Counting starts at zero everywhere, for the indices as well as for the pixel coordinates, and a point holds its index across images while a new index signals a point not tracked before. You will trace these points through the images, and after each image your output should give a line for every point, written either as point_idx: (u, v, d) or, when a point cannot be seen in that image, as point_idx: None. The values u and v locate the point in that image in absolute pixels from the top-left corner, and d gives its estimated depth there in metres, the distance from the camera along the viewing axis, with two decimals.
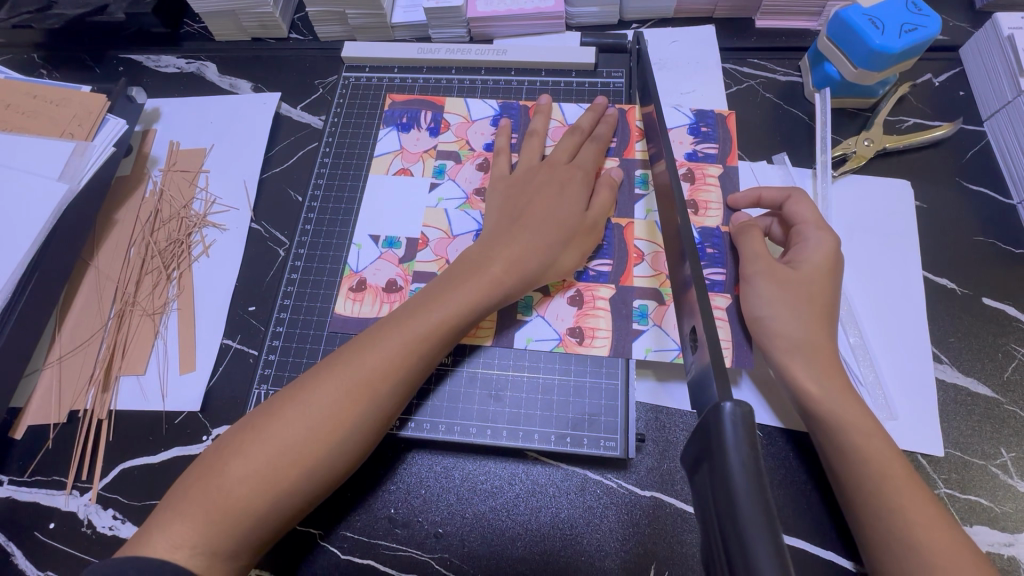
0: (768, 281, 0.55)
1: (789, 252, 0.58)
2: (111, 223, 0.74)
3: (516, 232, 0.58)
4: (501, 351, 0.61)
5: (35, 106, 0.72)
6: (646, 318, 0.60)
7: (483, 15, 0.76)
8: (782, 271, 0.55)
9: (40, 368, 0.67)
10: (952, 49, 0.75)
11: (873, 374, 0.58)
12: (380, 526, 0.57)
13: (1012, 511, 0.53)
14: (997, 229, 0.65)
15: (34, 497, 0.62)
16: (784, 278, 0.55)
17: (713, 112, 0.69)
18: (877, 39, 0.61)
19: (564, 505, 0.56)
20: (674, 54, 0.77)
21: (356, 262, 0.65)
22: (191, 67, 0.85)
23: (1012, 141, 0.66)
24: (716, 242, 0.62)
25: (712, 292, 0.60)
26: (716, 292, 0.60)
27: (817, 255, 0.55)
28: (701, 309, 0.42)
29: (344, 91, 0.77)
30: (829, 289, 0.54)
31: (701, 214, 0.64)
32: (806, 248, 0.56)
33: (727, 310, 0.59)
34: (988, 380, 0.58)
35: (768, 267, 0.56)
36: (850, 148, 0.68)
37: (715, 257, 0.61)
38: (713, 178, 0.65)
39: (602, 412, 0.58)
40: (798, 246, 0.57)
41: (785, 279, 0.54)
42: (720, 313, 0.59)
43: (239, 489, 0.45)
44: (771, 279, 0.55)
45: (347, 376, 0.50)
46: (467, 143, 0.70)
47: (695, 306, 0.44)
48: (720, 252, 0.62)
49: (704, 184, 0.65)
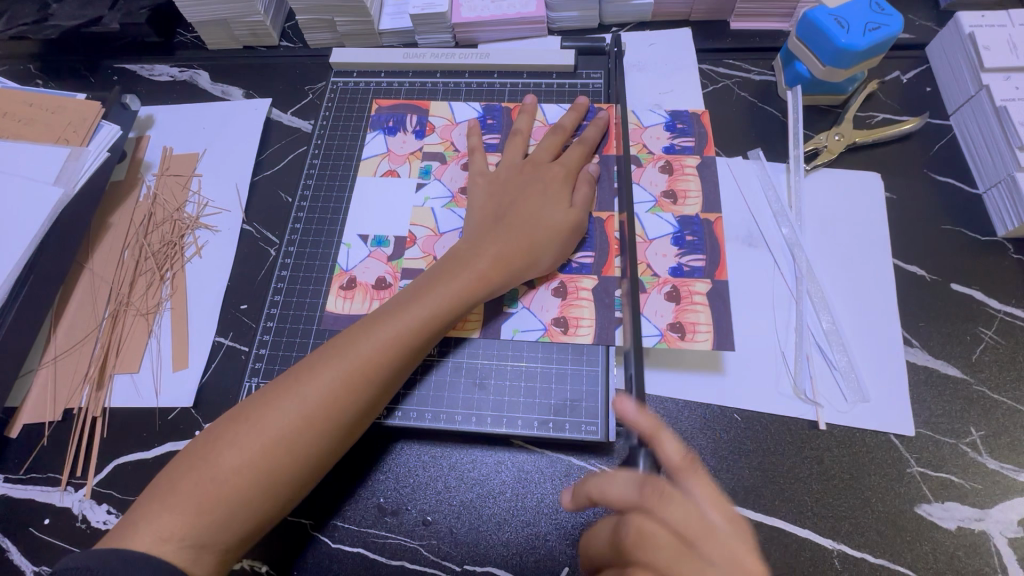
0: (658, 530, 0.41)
1: (600, 485, 0.45)
2: (105, 227, 0.76)
3: (500, 231, 0.61)
4: (485, 342, 0.62)
5: (31, 114, 0.74)
6: None
7: (467, 21, 0.79)
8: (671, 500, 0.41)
9: (35, 368, 0.68)
10: (918, 47, 0.77)
11: (845, 358, 0.60)
12: (369, 515, 0.58)
13: (980, 487, 0.54)
14: (964, 218, 0.67)
15: (29, 494, 0.63)
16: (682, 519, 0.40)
17: (687, 111, 0.72)
18: (844, 39, 0.64)
19: (549, 491, 0.58)
20: (652, 56, 0.80)
21: (346, 260, 0.68)
22: (183, 76, 0.87)
23: (977, 133, 0.68)
24: (696, 229, 0.64)
25: (693, 278, 0.62)
26: (696, 277, 0.62)
27: (676, 446, 0.43)
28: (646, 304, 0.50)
29: (332, 96, 0.80)
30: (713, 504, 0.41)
31: (679, 202, 0.66)
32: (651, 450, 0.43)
33: (708, 293, 0.61)
34: (957, 362, 0.60)
35: (633, 521, 0.42)
36: (821, 142, 0.71)
37: (694, 244, 0.64)
38: (690, 168, 0.68)
39: (583, 397, 0.60)
40: (652, 440, 0.43)
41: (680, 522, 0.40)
42: (700, 298, 0.61)
43: (233, 477, 0.47)
44: (667, 537, 0.40)
45: (342, 368, 0.51)
46: (451, 144, 0.73)
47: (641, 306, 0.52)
48: (698, 239, 0.64)
49: (682, 174, 0.68)
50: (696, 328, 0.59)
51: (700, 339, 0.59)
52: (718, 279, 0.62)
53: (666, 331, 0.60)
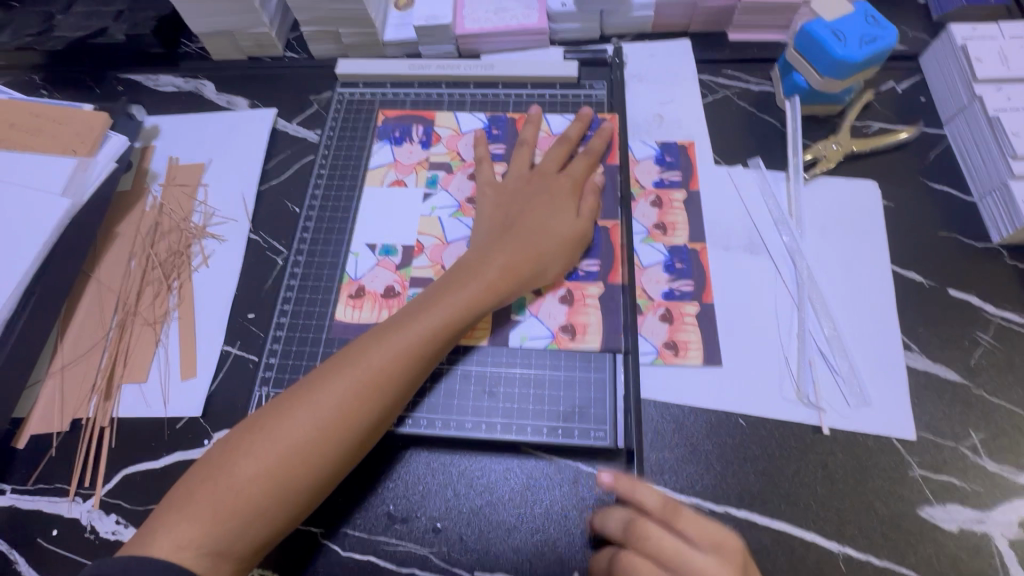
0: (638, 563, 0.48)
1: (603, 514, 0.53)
2: (112, 238, 0.76)
3: (508, 240, 0.62)
4: (494, 350, 0.63)
5: (37, 125, 0.74)
6: None
7: (471, 32, 0.80)
8: (654, 533, 0.49)
9: (42, 378, 0.68)
10: (912, 58, 0.79)
11: (847, 363, 0.61)
12: (379, 523, 0.58)
13: (981, 489, 0.55)
14: (960, 225, 0.69)
15: (37, 505, 0.63)
16: (662, 546, 0.48)
17: (675, 143, 0.75)
18: (840, 51, 0.65)
19: (558, 497, 0.58)
20: (653, 67, 0.81)
21: (355, 269, 0.69)
22: (188, 86, 0.87)
23: (971, 142, 0.70)
24: (684, 258, 0.67)
25: (683, 301, 0.65)
26: (686, 300, 0.65)
27: (653, 494, 0.50)
28: None
29: (338, 107, 0.80)
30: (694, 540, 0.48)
31: (669, 234, 0.69)
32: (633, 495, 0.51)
33: (697, 315, 0.64)
34: (955, 366, 0.61)
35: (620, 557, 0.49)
36: (819, 152, 0.72)
37: (683, 271, 0.67)
38: (679, 202, 0.71)
39: (591, 403, 0.61)
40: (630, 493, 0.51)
41: (660, 550, 0.48)
42: (691, 319, 0.64)
43: (249, 488, 0.47)
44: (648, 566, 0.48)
45: (354, 378, 0.52)
46: (457, 154, 0.74)
47: None
48: (687, 266, 0.67)
49: (671, 208, 0.70)
50: (689, 345, 0.63)
51: (691, 356, 0.63)
52: (706, 301, 0.65)
53: (661, 348, 0.63)
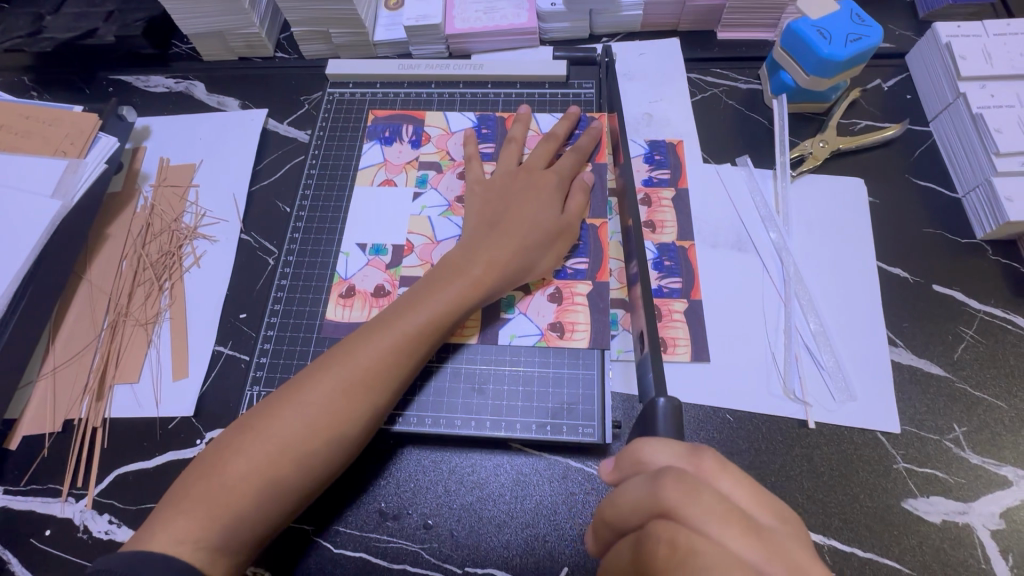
0: (701, 541, 0.32)
1: (613, 501, 0.39)
2: (102, 238, 0.76)
3: (497, 237, 0.62)
4: (483, 348, 0.64)
5: (26, 127, 0.75)
6: (616, 324, 0.65)
7: (460, 32, 0.81)
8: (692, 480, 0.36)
9: (33, 380, 0.68)
10: (898, 55, 0.80)
11: (832, 358, 0.62)
12: (371, 520, 0.59)
13: (964, 481, 0.56)
14: (944, 220, 0.69)
15: (30, 506, 0.63)
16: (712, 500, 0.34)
17: (664, 141, 0.75)
18: (825, 49, 0.66)
19: (547, 493, 0.59)
20: (642, 65, 0.81)
21: (345, 269, 0.69)
22: (179, 87, 0.88)
23: (955, 139, 0.71)
24: (672, 255, 0.68)
25: (672, 298, 0.66)
26: (675, 297, 0.66)
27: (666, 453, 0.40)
28: (646, 311, 0.53)
29: (329, 107, 0.81)
30: (752, 505, 0.36)
31: (657, 231, 0.69)
32: (642, 465, 0.40)
33: (686, 312, 0.65)
34: (940, 361, 0.62)
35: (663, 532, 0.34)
36: (806, 150, 0.73)
37: (672, 268, 0.67)
38: (667, 200, 0.71)
39: (580, 400, 0.61)
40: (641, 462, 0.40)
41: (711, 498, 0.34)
42: (679, 316, 0.65)
43: (241, 488, 0.48)
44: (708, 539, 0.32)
45: (342, 377, 0.52)
46: (447, 154, 0.74)
47: (642, 308, 0.54)
48: (675, 264, 0.67)
49: (659, 206, 0.71)
50: (676, 342, 0.64)
51: (679, 353, 0.63)
52: (694, 298, 0.66)
53: None
